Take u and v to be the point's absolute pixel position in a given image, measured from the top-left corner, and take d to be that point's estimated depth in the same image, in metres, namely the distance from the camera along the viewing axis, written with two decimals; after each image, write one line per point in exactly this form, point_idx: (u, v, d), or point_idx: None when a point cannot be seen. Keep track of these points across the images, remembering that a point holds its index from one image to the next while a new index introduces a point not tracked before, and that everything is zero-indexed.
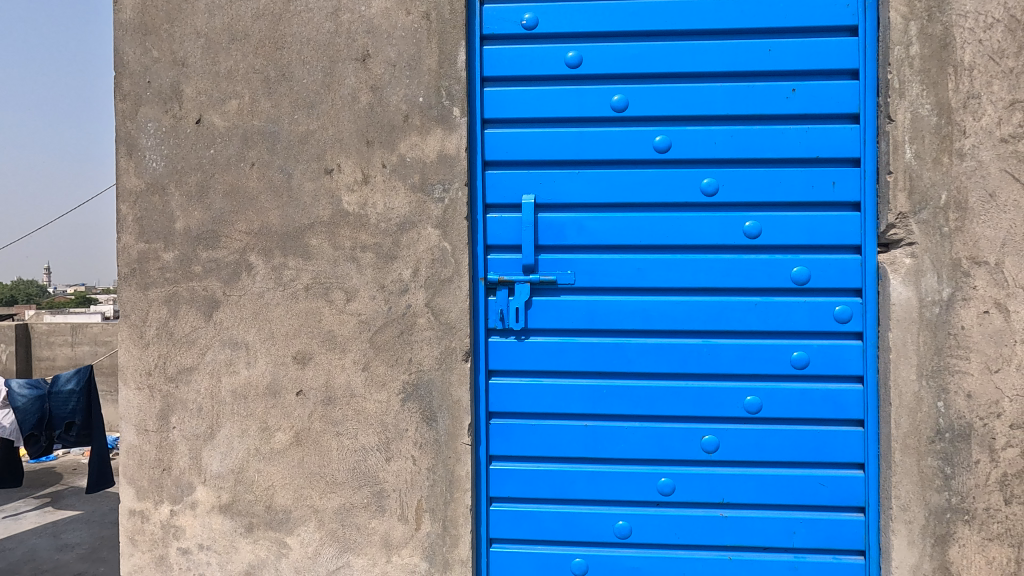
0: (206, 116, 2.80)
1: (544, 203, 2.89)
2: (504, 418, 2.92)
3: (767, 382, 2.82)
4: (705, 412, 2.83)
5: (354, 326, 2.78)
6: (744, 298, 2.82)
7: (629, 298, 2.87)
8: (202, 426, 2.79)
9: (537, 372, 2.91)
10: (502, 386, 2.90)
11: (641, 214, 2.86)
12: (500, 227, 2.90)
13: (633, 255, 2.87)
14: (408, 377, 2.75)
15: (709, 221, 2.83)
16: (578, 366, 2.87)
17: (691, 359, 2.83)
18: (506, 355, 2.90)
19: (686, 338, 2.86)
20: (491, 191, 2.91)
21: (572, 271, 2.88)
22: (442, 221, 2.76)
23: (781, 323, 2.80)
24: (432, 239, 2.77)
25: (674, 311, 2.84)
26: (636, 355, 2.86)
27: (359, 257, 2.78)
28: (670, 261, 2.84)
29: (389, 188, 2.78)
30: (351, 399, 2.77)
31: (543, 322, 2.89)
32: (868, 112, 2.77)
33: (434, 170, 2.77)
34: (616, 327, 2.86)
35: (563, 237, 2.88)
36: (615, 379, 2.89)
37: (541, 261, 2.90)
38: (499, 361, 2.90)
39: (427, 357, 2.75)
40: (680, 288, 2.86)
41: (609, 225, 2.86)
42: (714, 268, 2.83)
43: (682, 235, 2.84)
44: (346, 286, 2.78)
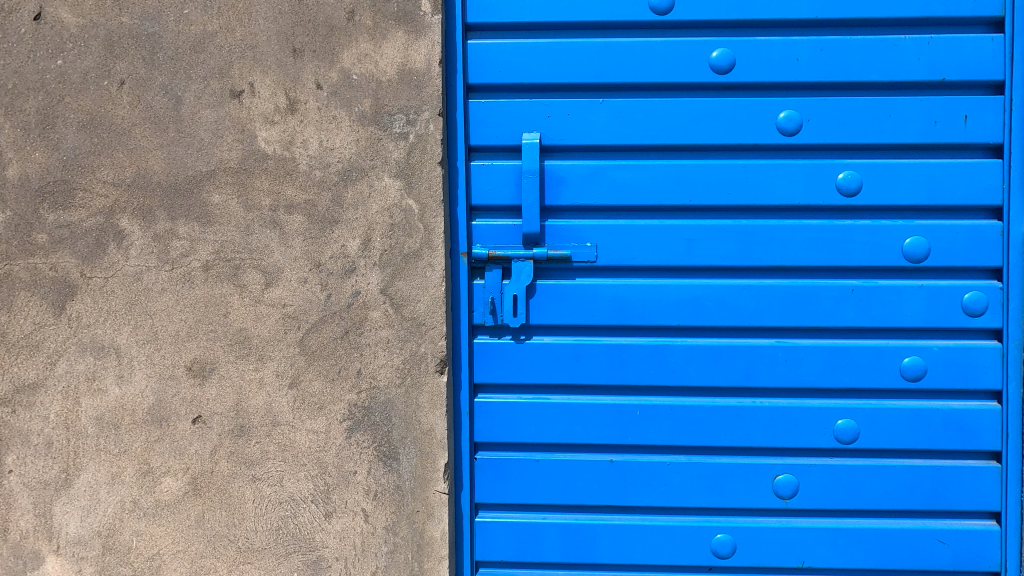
0: (49, 8, 1.86)
1: (553, 147, 2.03)
2: (496, 451, 2.08)
3: (865, 399, 2.01)
4: (778, 443, 2.02)
5: (275, 323, 1.90)
6: (836, 282, 1.99)
7: (672, 282, 2.02)
8: (52, 470, 1.91)
9: (542, 386, 2.06)
10: (493, 406, 2.06)
11: (691, 163, 2.01)
12: (490, 181, 2.03)
13: (679, 221, 2.02)
14: (356, 397, 1.90)
15: (787, 173, 1.99)
16: (600, 378, 2.04)
17: (759, 367, 2.01)
18: (499, 363, 2.05)
19: (752, 339, 2.03)
20: (477, 128, 2.03)
21: (592, 243, 2.03)
22: (404, 169, 1.88)
23: (887, 318, 1.98)
24: (391, 195, 1.89)
25: (736, 301, 2.01)
26: (681, 362, 2.03)
27: (283, 221, 1.89)
28: (731, 230, 2.01)
29: (326, 118, 1.88)
30: (272, 430, 1.90)
31: (550, 317, 2.04)
32: (1018, 15, 1.93)
33: (393, 94, 1.87)
34: (654, 323, 2.03)
35: (580, 195, 2.02)
36: (652, 395, 2.06)
37: (548, 229, 2.03)
38: (489, 371, 2.05)
39: (385, 368, 1.90)
40: (744, 269, 2.02)
41: (645, 179, 2.01)
42: (794, 240, 1.99)
43: (749, 193, 2.00)
44: (264, 265, 1.90)
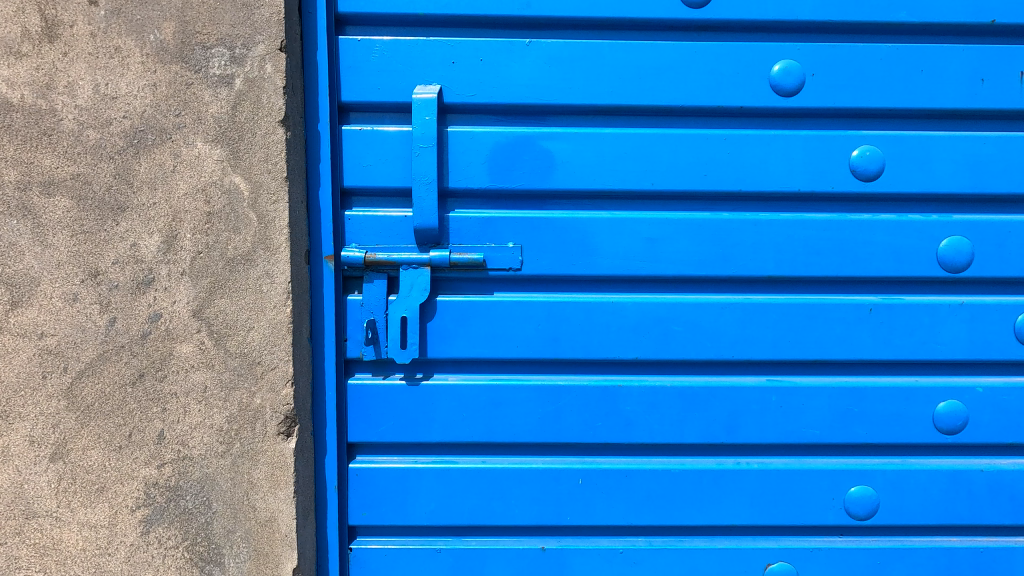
0: None
1: (458, 107, 1.42)
2: (381, 536, 1.49)
3: (884, 458, 1.48)
4: (769, 520, 1.47)
5: (27, 364, 1.24)
6: (847, 299, 1.45)
7: (625, 299, 1.45)
8: None
9: (445, 445, 1.47)
10: (374, 474, 1.46)
11: (651, 132, 1.44)
12: (368, 154, 1.42)
13: (635, 215, 1.45)
14: (156, 474, 1.27)
15: (783, 149, 1.44)
16: (525, 434, 1.46)
17: (742, 418, 1.46)
18: (383, 414, 1.45)
19: (735, 377, 1.47)
20: (349, 77, 1.41)
21: (514, 243, 1.44)
22: (227, 130, 1.26)
23: (914, 348, 1.45)
24: (207, 169, 1.26)
25: (713, 325, 1.45)
26: (638, 411, 1.46)
27: (37, 207, 1.24)
28: (707, 227, 1.45)
29: (104, 48, 1.23)
30: (25, 526, 1.26)
31: (455, 349, 1.44)
32: None
33: (209, 15, 1.24)
34: (601, 356, 1.45)
35: (498, 176, 1.43)
36: (598, 456, 1.48)
37: (452, 223, 1.43)
38: (369, 426, 1.45)
39: (199, 429, 1.28)
40: (723, 281, 1.46)
41: (588, 154, 1.44)
42: (791, 241, 1.45)
43: (731, 176, 1.44)
44: (8, 275, 1.24)
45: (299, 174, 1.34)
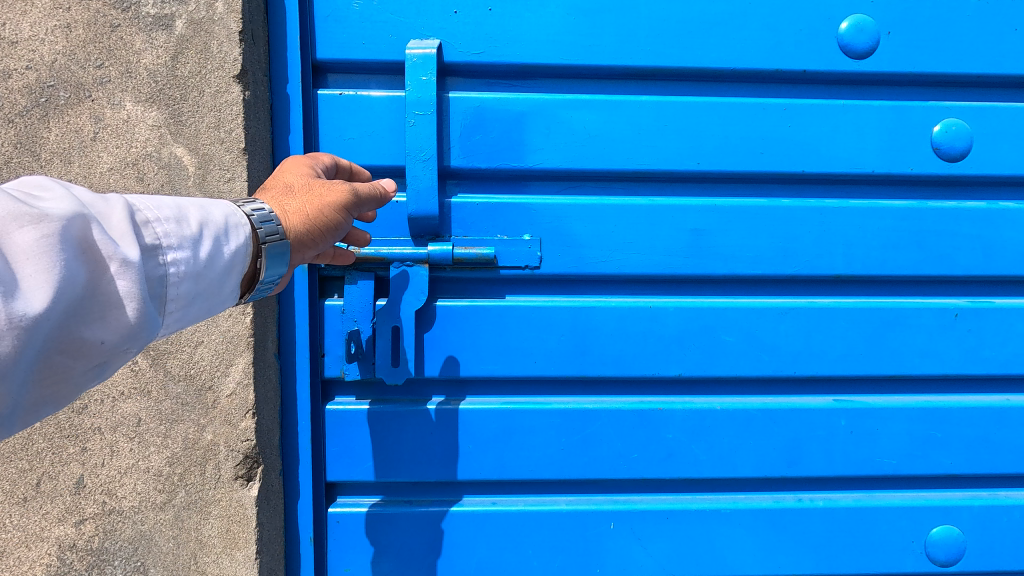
0: None
1: (462, 67, 1.15)
2: None
3: (968, 492, 1.25)
4: (836, 567, 1.23)
5: None
6: (929, 303, 1.21)
7: (666, 304, 1.19)
8: None
9: (447, 483, 1.20)
10: (358, 522, 1.18)
11: (698, 101, 1.18)
12: (350, 125, 1.14)
13: (678, 201, 1.19)
14: (75, 533, 0.98)
15: (854, 123, 1.19)
16: (545, 468, 1.19)
17: (805, 446, 1.21)
18: (370, 448, 1.17)
19: (796, 397, 1.22)
20: (323, 28, 1.12)
21: (531, 235, 1.17)
22: (165, 88, 0.98)
23: (1006, 362, 1.22)
24: (139, 137, 0.98)
25: (772, 335, 1.20)
26: (681, 439, 1.21)
27: None
28: (765, 217, 1.19)
29: None
30: None
31: (458, 367, 1.17)
32: None
33: None
34: (637, 374, 1.19)
35: (510, 152, 1.15)
36: (632, 493, 1.23)
37: (455, 210, 1.16)
38: (352, 462, 1.17)
39: (131, 476, 0.99)
40: (783, 281, 1.21)
41: (620, 127, 1.17)
42: (864, 234, 1.20)
43: (793, 155, 1.19)
44: None
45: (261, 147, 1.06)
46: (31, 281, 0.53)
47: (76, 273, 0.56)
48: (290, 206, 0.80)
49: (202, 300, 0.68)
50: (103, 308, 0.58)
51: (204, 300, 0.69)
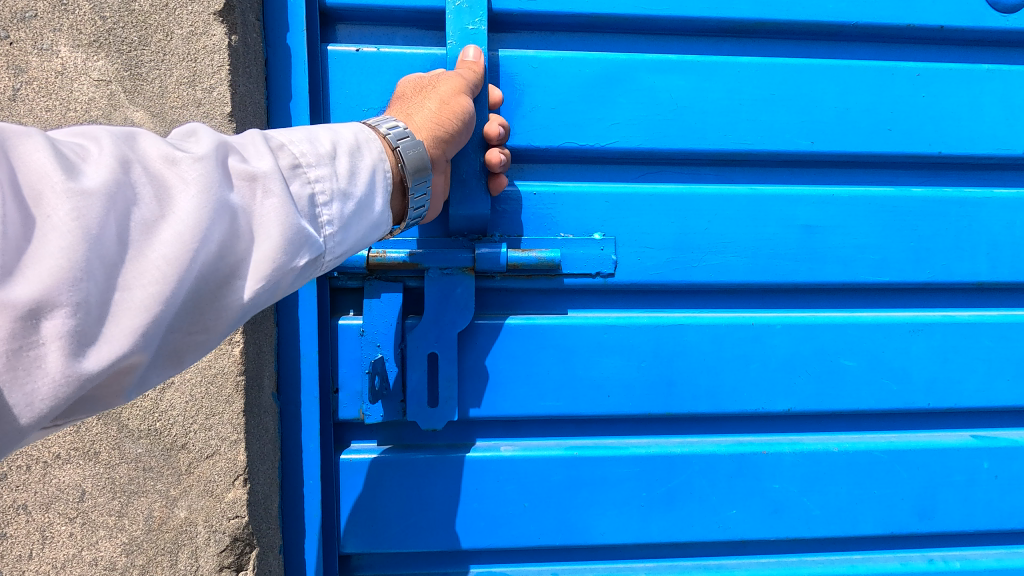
0: None
1: (515, 17, 0.89)
2: None
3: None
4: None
5: None
6: None
7: (772, 321, 0.95)
8: None
9: (497, 549, 0.95)
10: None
11: (810, 64, 0.94)
12: (371, 93, 0.87)
13: (782, 190, 0.95)
14: None
15: (999, 93, 0.96)
16: (620, 529, 0.95)
17: (940, 496, 0.97)
18: (398, 511, 0.90)
19: (927, 434, 0.99)
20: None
21: (604, 233, 0.92)
22: (112, 26, 0.70)
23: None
24: (77, 96, 0.70)
25: (900, 358, 0.96)
26: (791, 491, 0.96)
27: None
28: (892, 209, 0.96)
29: None
30: None
31: (512, 404, 0.92)
32: None
33: None
34: (733, 409, 0.95)
35: (576, 128, 0.90)
36: (724, 557, 0.99)
37: (508, 201, 0.89)
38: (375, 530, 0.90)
39: (71, 571, 0.71)
40: (913, 290, 0.98)
41: (713, 98, 0.93)
42: (1014, 231, 0.96)
43: (926, 133, 0.95)
44: None
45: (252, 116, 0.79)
46: (177, 210, 0.42)
47: (226, 196, 0.44)
48: (415, 114, 0.72)
49: (354, 227, 0.53)
50: (255, 244, 0.45)
51: (358, 227, 0.55)
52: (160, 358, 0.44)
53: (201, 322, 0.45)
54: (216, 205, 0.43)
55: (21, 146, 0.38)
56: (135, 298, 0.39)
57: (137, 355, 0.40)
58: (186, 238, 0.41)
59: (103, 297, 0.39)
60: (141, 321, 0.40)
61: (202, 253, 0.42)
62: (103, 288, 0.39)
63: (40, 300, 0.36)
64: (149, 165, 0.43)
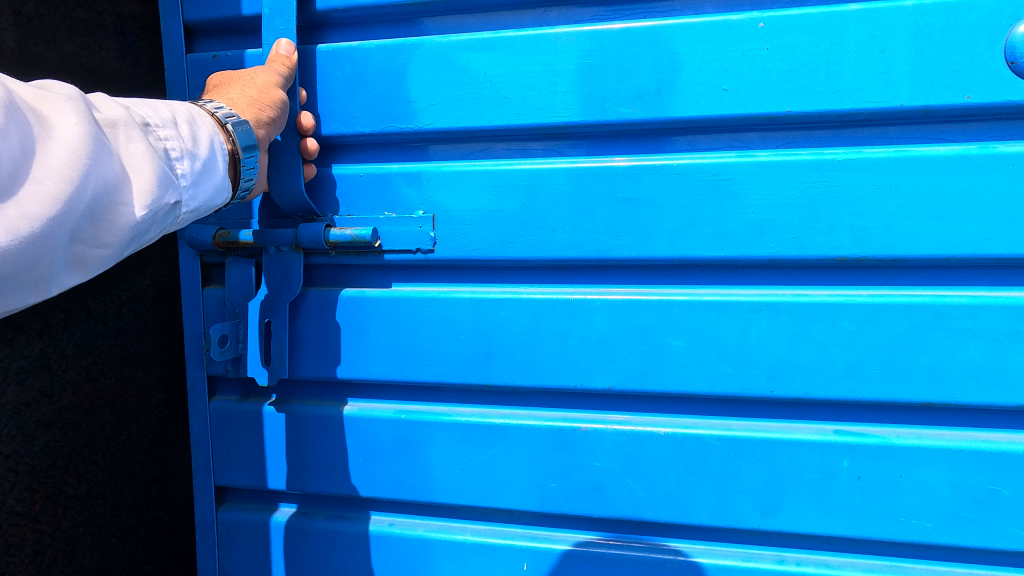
0: None
1: (339, 13, 0.94)
2: None
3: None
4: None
5: None
6: (997, 301, 0.81)
7: (591, 297, 0.93)
8: None
9: (345, 497, 1.06)
10: (253, 530, 1.08)
11: (636, 26, 0.87)
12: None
13: (605, 162, 0.91)
14: None
15: (870, 38, 0.81)
16: (448, 491, 1.00)
17: (788, 492, 0.88)
18: (259, 453, 1.06)
19: (778, 425, 0.89)
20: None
21: (423, 211, 0.96)
22: None
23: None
24: None
25: (738, 340, 0.89)
26: (613, 471, 0.94)
27: None
28: (730, 178, 0.87)
29: None
30: None
31: (345, 369, 1.01)
32: None
33: None
34: (554, 385, 0.95)
35: (394, 111, 0.94)
36: (556, 529, 1.00)
37: (337, 183, 0.98)
38: (239, 466, 1.07)
39: None
40: (759, 267, 0.89)
41: (527, 72, 0.91)
42: (883, 199, 0.83)
43: (772, 90, 0.84)
44: None
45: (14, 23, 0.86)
46: (65, 136, 0.53)
47: (102, 133, 0.56)
48: (234, 96, 0.81)
49: (203, 183, 0.67)
50: (130, 178, 0.58)
51: (206, 186, 0.68)
52: (61, 259, 0.55)
53: (92, 233, 0.56)
54: (96, 138, 0.55)
55: None
56: (43, 193, 0.51)
57: (50, 242, 0.52)
58: (81, 153, 0.53)
59: (17, 185, 0.49)
60: (54, 209, 0.51)
61: (93, 169, 0.54)
62: (16, 179, 0.49)
63: None
64: (29, 102, 0.53)
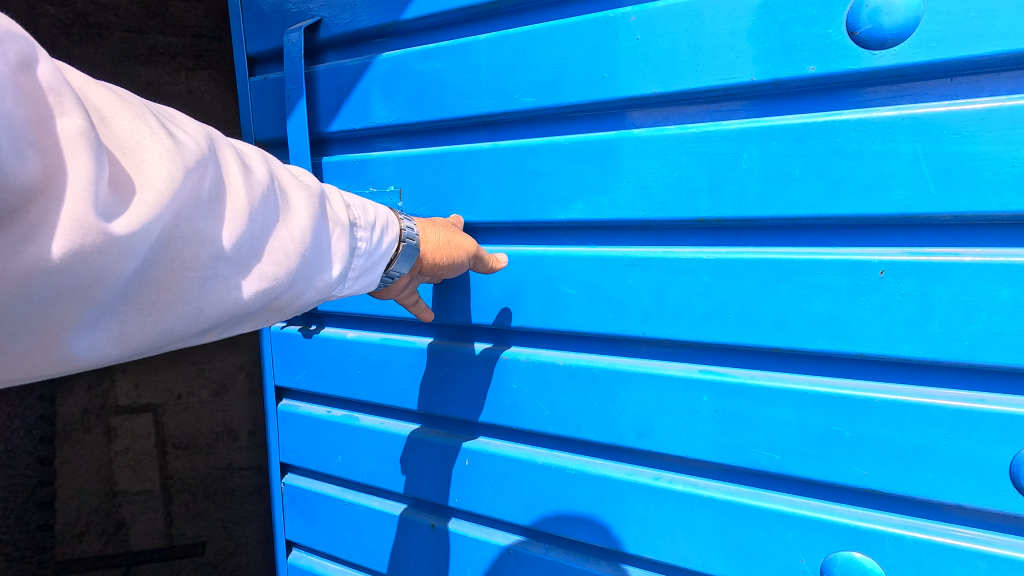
0: None
1: (336, 39, 1.27)
2: (307, 478, 1.54)
3: (916, 520, 0.89)
4: (701, 566, 1.03)
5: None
6: (842, 257, 0.87)
7: (507, 253, 1.14)
8: None
9: (351, 401, 1.42)
10: (296, 418, 1.50)
11: (535, 27, 1.05)
12: (270, 102, 1.40)
13: (515, 141, 1.12)
14: None
15: (722, 20, 0.91)
16: (411, 401, 1.30)
17: (661, 419, 1.03)
18: (297, 364, 1.47)
19: (656, 362, 1.04)
20: (244, 22, 1.38)
21: (393, 186, 1.27)
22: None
23: (974, 346, 0.81)
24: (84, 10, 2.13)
25: (615, 289, 1.04)
26: (527, 392, 1.16)
27: None
28: (611, 151, 1.03)
29: None
30: None
31: (345, 304, 1.36)
32: None
33: None
34: (482, 321, 1.19)
35: (372, 110, 1.25)
36: (492, 437, 1.25)
37: (339, 166, 1.33)
38: (286, 373, 1.50)
39: None
40: (638, 228, 1.04)
41: (459, 72, 1.14)
42: (738, 163, 0.93)
43: (643, 73, 0.97)
44: None
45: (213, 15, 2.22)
46: (291, 223, 0.62)
47: (320, 228, 0.67)
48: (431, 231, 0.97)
49: (360, 277, 0.79)
50: (321, 267, 0.68)
51: (358, 280, 0.79)
52: (245, 317, 0.62)
53: (275, 302, 0.63)
54: (316, 232, 0.66)
55: (215, 142, 0.56)
56: (261, 271, 0.58)
57: (248, 309, 0.59)
58: (298, 245, 0.62)
59: (250, 258, 0.57)
60: (262, 284, 0.59)
61: (298, 259, 0.62)
62: (252, 256, 0.57)
63: (224, 250, 0.54)
64: (284, 186, 0.64)
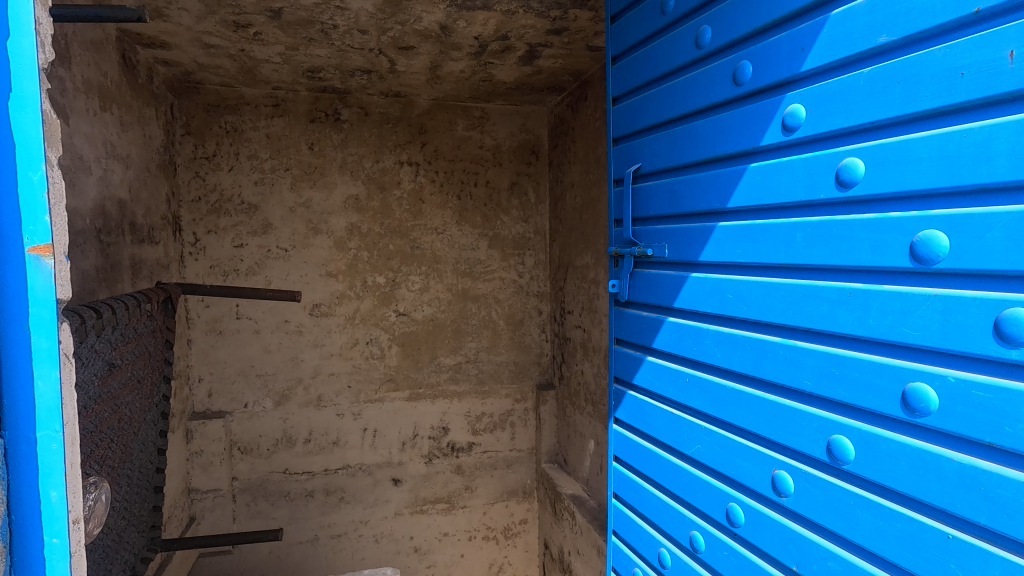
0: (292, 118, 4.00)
1: (648, 172, 2.98)
2: (624, 384, 3.26)
3: (868, 423, 1.91)
4: (779, 440, 2.22)
5: (157, 398, 4.79)
6: (835, 286, 1.99)
7: (704, 275, 2.58)
8: (179, 367, 5.63)
9: (642, 346, 3.07)
10: (623, 352, 3.26)
11: (719, 171, 2.48)
12: (619, 200, 3.25)
13: (711, 224, 2.53)
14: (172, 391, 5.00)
15: (789, 171, 2.15)
16: (665, 344, 2.85)
17: (766, 360, 2.26)
18: (624, 324, 3.24)
19: (764, 332, 2.28)
20: (615, 166, 3.30)
21: (661, 243, 2.88)
22: (250, 69, 5.33)
23: (888, 330, 1.82)
24: (258, 115, 5.88)
25: (747, 295, 2.34)
26: (711, 337, 2.54)
27: (237, 129, 5.83)
28: (749, 232, 2.33)
29: (214, 64, 5.18)
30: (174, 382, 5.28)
31: (643, 299, 3.05)
32: None
33: (276, 75, 5.52)
34: (694, 308, 2.64)
35: (657, 208, 2.90)
36: (696, 367, 2.66)
37: (643, 231, 3.06)
38: (620, 326, 3.30)
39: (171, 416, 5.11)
40: (759, 265, 2.30)
41: (691, 189, 2.64)
42: (795, 239, 2.12)
43: (759, 194, 2.28)
44: (212, 178, 5.78)
45: (247, 69, 5.31)
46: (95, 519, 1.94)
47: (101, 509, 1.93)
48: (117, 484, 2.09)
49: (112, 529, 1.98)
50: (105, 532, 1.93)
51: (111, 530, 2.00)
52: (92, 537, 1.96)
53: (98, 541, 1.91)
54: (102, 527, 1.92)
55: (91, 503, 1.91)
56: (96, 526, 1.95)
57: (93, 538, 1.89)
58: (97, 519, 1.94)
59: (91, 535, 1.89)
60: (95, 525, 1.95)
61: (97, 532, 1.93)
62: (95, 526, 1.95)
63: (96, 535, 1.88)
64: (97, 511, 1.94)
